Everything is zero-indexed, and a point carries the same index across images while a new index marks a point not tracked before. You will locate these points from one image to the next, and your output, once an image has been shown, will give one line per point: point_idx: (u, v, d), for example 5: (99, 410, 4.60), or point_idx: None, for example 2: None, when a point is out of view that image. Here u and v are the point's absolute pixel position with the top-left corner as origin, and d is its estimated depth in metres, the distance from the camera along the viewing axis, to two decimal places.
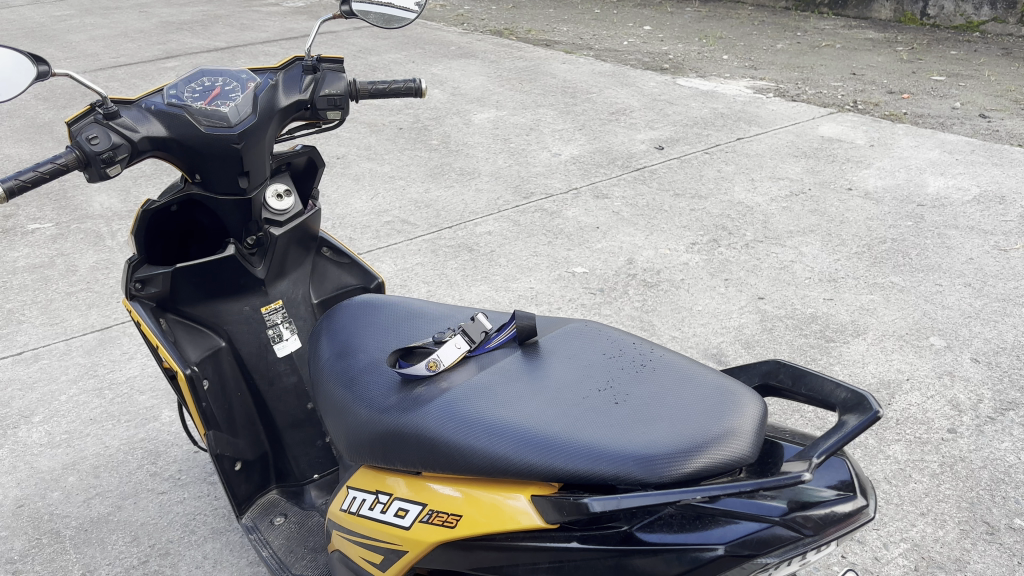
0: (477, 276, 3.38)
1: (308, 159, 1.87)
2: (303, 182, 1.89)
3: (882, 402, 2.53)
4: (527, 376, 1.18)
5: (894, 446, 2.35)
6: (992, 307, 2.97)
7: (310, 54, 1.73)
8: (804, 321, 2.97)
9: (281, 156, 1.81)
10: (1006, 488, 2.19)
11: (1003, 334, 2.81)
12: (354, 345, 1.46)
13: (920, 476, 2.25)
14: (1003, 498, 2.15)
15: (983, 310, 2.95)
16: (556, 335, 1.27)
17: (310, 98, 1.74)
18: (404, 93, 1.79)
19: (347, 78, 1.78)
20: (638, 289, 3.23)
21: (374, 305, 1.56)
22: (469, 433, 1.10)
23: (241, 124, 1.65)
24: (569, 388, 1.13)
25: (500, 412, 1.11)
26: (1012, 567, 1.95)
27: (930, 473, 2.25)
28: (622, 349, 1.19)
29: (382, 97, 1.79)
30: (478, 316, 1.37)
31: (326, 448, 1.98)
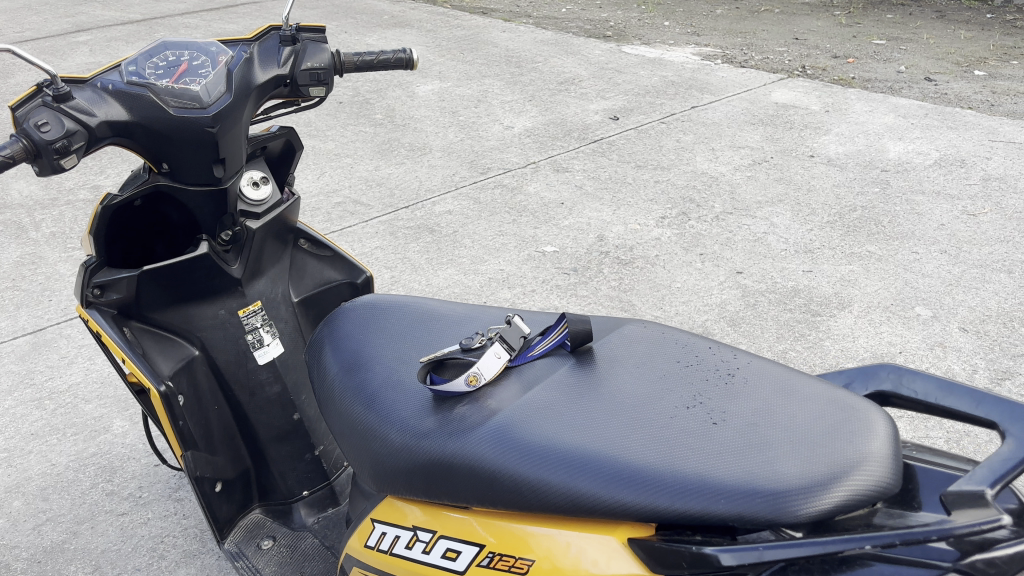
0: (442, 261, 3.21)
1: (284, 142, 1.66)
2: (278, 169, 1.70)
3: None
4: (593, 390, 1.03)
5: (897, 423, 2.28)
6: (971, 273, 2.93)
7: (288, 24, 1.52)
8: (787, 295, 2.88)
9: (256, 140, 1.60)
10: None
11: (987, 302, 2.77)
12: (368, 355, 1.28)
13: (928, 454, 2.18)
14: None
15: (963, 277, 2.91)
16: (614, 340, 1.12)
17: (289, 73, 1.54)
18: (393, 65, 1.57)
19: (329, 49, 1.57)
20: (613, 267, 3.10)
21: (384, 310, 1.38)
22: (541, 462, 0.95)
23: (214, 105, 1.44)
24: (649, 403, 0.98)
25: (575, 436, 0.96)
26: None
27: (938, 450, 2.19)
28: (698, 354, 1.05)
29: (368, 71, 1.57)
30: (514, 319, 1.21)
31: (316, 462, 1.79)
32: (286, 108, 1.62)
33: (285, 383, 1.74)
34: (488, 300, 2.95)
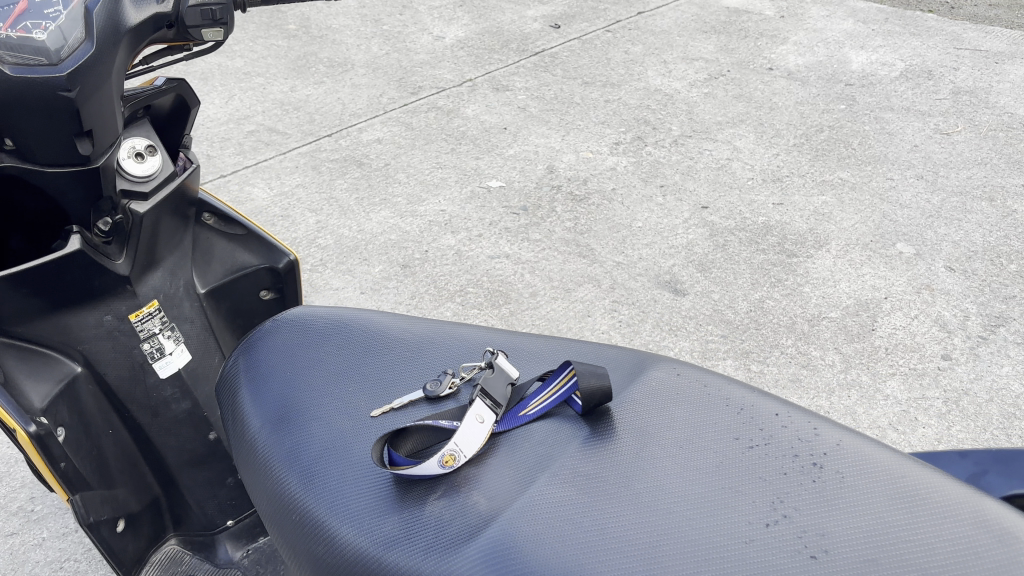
0: (375, 203, 2.85)
1: (174, 97, 1.28)
2: (169, 130, 1.33)
3: (866, 328, 2.25)
4: (624, 486, 0.74)
5: (890, 382, 2.08)
6: (952, 202, 2.72)
7: None
8: (758, 232, 2.62)
9: (136, 98, 1.21)
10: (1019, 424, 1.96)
11: (971, 235, 2.56)
12: (301, 407, 0.97)
13: (927, 418, 1.99)
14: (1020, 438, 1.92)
15: (944, 207, 2.69)
16: (638, 398, 0.83)
17: (174, 10, 1.15)
18: None
19: None
20: (566, 204, 2.79)
21: (317, 337, 1.06)
22: None
23: (71, 60, 1.05)
24: (710, 516, 0.70)
25: None
26: None
27: (937, 414, 1.99)
28: (764, 427, 0.77)
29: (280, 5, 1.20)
30: (497, 359, 0.91)
31: (240, 485, 1.49)
32: (174, 54, 1.23)
33: (197, 397, 1.41)
34: (430, 249, 2.63)
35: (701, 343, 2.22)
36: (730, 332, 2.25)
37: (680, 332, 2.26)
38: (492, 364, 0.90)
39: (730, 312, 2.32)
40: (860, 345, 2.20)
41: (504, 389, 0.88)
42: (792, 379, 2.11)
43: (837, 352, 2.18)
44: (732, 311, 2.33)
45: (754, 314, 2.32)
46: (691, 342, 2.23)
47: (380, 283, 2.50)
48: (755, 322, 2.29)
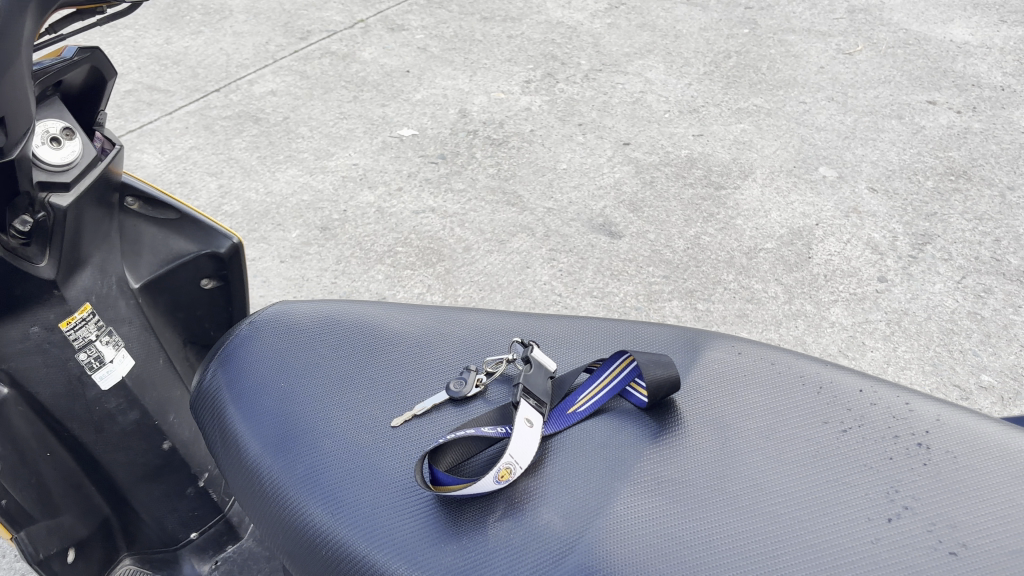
0: (281, 161, 2.66)
1: (89, 69, 1.10)
2: (83, 107, 1.14)
3: (802, 257, 2.25)
4: (716, 488, 0.68)
5: (834, 310, 2.09)
6: (865, 123, 2.75)
7: None
8: (684, 166, 2.59)
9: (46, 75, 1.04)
10: (959, 339, 2.00)
11: (887, 155, 2.60)
12: (306, 424, 0.85)
13: (873, 342, 2.01)
14: (962, 353, 1.97)
15: (858, 128, 2.72)
16: (703, 384, 0.76)
17: None
18: None
19: None
20: (485, 150, 2.67)
21: (308, 337, 0.94)
22: None
23: None
24: (823, 515, 0.64)
25: None
26: None
27: (882, 337, 2.02)
28: (852, 407, 0.71)
29: None
30: (531, 352, 0.82)
31: (202, 495, 1.35)
32: (84, 18, 1.06)
33: (146, 406, 1.26)
34: (349, 207, 2.48)
35: (645, 286, 2.17)
36: (671, 272, 2.21)
37: (622, 277, 2.20)
38: (528, 360, 0.81)
39: (668, 251, 2.28)
40: (800, 274, 2.20)
41: (544, 386, 0.79)
42: (739, 314, 2.09)
43: (778, 283, 2.17)
44: (670, 250, 2.28)
45: (691, 251, 2.28)
46: (635, 285, 2.17)
47: (299, 250, 2.34)
48: (695, 259, 2.25)
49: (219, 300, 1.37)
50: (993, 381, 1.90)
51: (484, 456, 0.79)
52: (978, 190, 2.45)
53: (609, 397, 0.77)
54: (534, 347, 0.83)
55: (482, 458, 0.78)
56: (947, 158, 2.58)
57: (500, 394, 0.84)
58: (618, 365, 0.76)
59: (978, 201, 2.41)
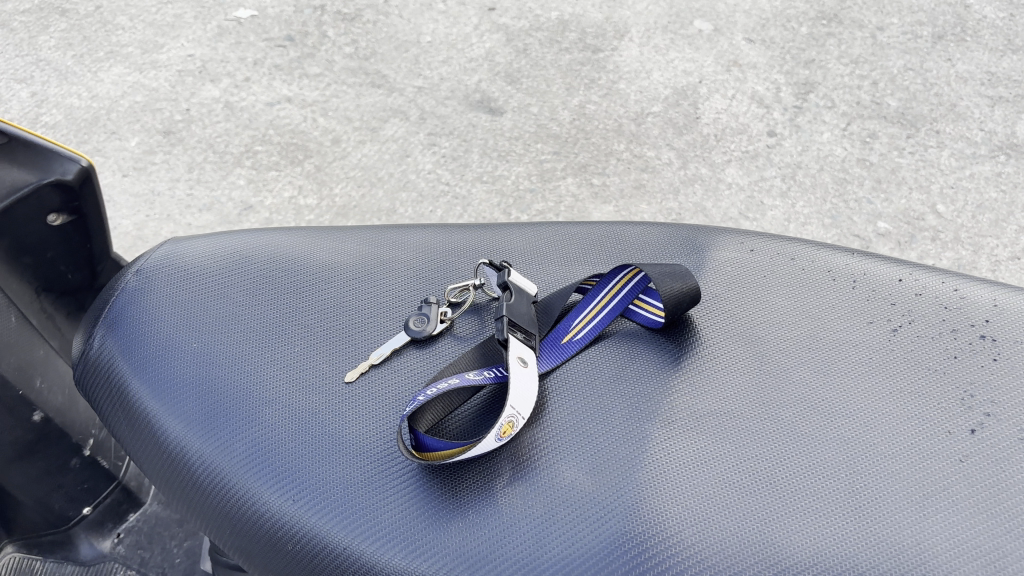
0: (102, 58, 2.29)
1: None
2: None
3: (691, 117, 2.15)
4: (766, 415, 0.58)
5: (729, 170, 2.03)
6: None
7: None
8: (556, 29, 2.40)
9: None
10: (854, 188, 1.99)
11: None
12: (239, 394, 0.70)
13: (771, 199, 1.97)
14: (857, 201, 1.96)
15: None
16: (721, 292, 0.65)
17: None
18: None
19: None
20: (338, 27, 2.39)
21: (216, 282, 0.77)
22: None
23: None
24: (898, 432, 0.55)
25: (818, 546, 0.51)
26: None
27: (779, 194, 1.98)
28: (898, 300, 0.62)
29: None
30: (510, 275, 0.69)
31: (89, 465, 1.16)
32: None
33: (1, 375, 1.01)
34: (191, 105, 2.17)
35: (536, 165, 2.04)
36: (561, 146, 2.08)
37: (510, 158, 2.06)
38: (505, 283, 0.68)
39: (554, 125, 2.13)
40: (689, 137, 2.11)
41: (528, 312, 0.67)
42: (636, 186, 2.00)
43: (670, 147, 2.09)
44: (556, 123, 2.14)
45: (578, 122, 2.14)
46: (526, 165, 2.04)
47: (143, 158, 2.03)
48: (583, 131, 2.12)
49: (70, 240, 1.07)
50: (890, 228, 1.91)
51: (470, 408, 0.65)
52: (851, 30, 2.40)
53: (611, 317, 0.65)
54: (510, 268, 0.69)
55: (469, 410, 0.65)
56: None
57: (470, 328, 0.71)
58: (619, 277, 0.65)
59: (852, 41, 2.36)
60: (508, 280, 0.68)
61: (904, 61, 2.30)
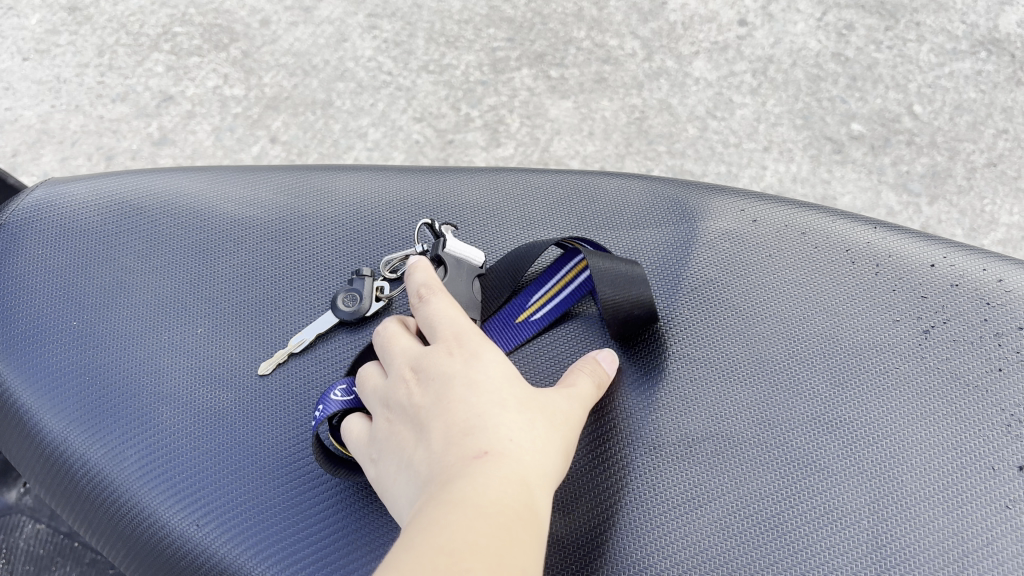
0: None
1: None
2: None
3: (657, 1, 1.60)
4: (772, 441, 0.47)
5: (660, 83, 1.54)
6: None
7: None
8: None
9: None
10: (827, 86, 1.54)
11: None
12: (128, 391, 0.57)
13: (742, 99, 1.52)
14: (831, 103, 1.52)
15: None
16: (714, 279, 0.53)
17: None
18: None
19: None
20: None
21: (104, 242, 0.63)
22: None
23: None
24: (928, 469, 0.46)
25: None
26: (875, 190, 1.45)
27: (749, 92, 1.53)
28: (928, 293, 0.51)
29: None
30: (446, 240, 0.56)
31: None
32: None
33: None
34: None
35: (486, 54, 1.55)
36: (514, 31, 1.57)
37: (459, 44, 1.55)
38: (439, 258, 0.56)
39: (508, 6, 1.59)
40: (654, 25, 1.58)
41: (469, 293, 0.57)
42: (596, 79, 1.53)
43: (634, 35, 1.57)
44: (509, 4, 1.59)
45: (535, 3, 1.59)
46: (476, 52, 1.54)
47: None
48: (539, 15, 1.58)
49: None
50: (863, 131, 1.50)
51: None
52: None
53: (575, 298, 0.56)
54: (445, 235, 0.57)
55: None
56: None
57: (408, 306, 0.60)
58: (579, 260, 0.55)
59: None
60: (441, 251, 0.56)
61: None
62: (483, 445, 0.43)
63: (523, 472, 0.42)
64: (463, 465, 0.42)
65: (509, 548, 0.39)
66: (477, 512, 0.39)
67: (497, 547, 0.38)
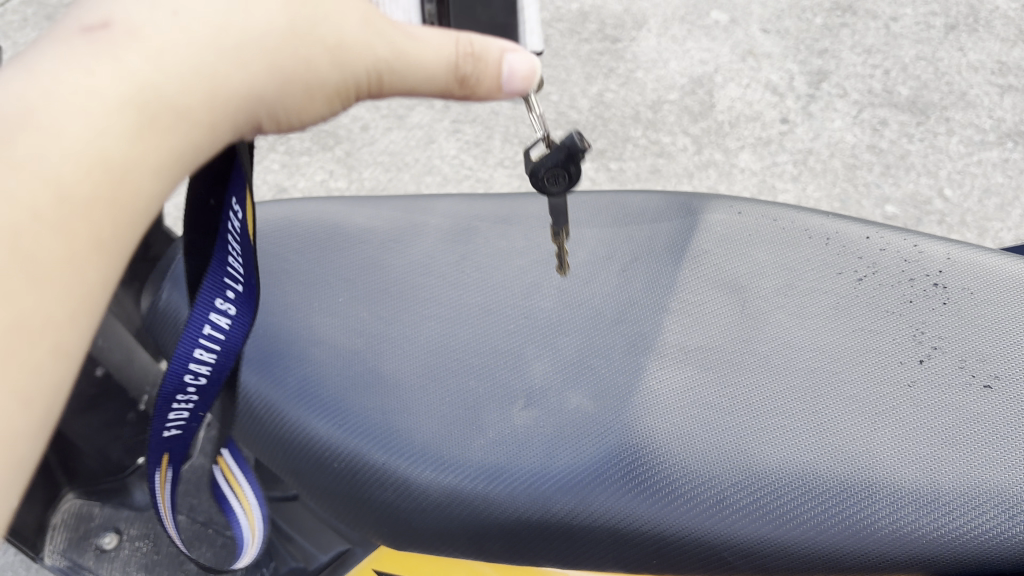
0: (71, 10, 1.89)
1: None
2: None
3: (707, 106, 1.83)
4: (747, 351, 0.67)
5: (710, 173, 1.74)
6: None
7: None
8: (570, 14, 1.98)
9: None
10: (863, 172, 1.74)
11: None
12: (288, 336, 0.77)
13: (783, 185, 1.72)
14: (866, 187, 1.71)
15: None
16: (715, 251, 0.74)
17: None
18: None
19: None
20: None
21: (270, 244, 0.84)
22: (747, 506, 0.59)
23: None
24: (856, 364, 0.65)
25: (783, 456, 0.61)
26: None
27: (791, 179, 1.73)
28: (864, 255, 0.71)
29: None
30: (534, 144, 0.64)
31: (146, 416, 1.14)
32: None
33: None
34: None
35: None
36: (579, 131, 1.79)
37: None
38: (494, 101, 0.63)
39: (574, 112, 1.82)
40: (704, 124, 1.81)
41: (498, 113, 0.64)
42: (651, 170, 1.74)
43: (686, 134, 1.79)
44: (575, 110, 1.82)
45: (598, 109, 1.83)
46: None
47: None
48: (601, 119, 1.81)
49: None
50: (897, 212, 1.68)
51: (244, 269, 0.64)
52: (889, 4, 2.02)
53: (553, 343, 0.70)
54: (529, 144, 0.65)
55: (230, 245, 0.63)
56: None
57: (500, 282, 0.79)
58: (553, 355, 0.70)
59: (902, 16, 2.00)
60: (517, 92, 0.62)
61: (947, 30, 1.98)
62: (100, 18, 0.44)
63: (171, 94, 0.44)
64: (80, 35, 0.43)
65: (107, 183, 0.41)
66: (73, 102, 0.40)
67: (96, 211, 0.41)
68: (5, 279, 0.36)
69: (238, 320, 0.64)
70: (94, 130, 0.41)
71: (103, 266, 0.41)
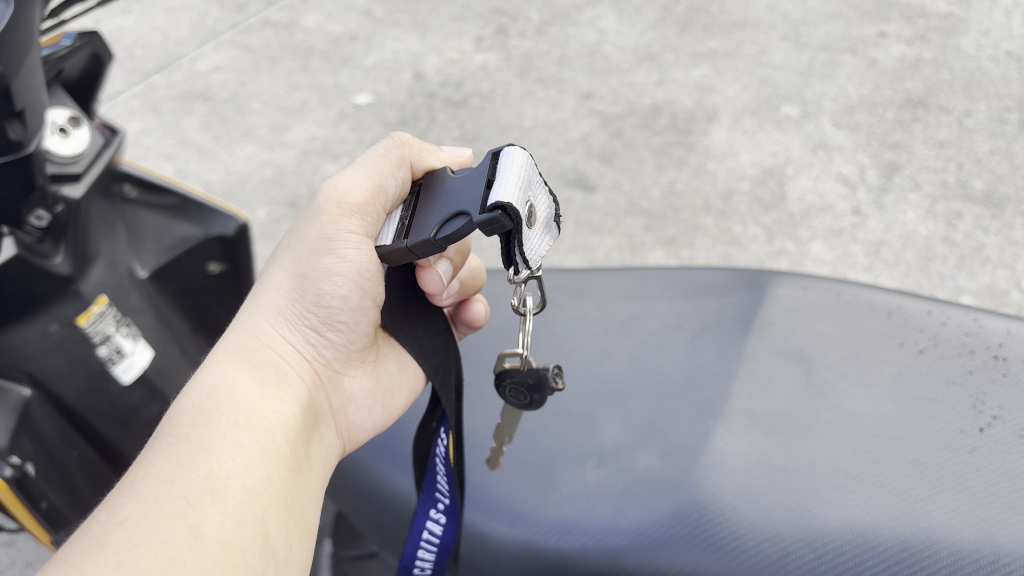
0: (173, 102, 2.05)
1: (88, 62, 0.99)
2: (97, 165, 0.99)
3: (777, 196, 1.86)
4: (812, 413, 0.70)
5: (781, 261, 1.75)
6: (841, 37, 2.25)
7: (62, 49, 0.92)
8: (643, 108, 2.06)
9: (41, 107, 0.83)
10: (937, 262, 1.73)
11: (858, 87, 2.10)
12: None
13: (857, 274, 1.72)
14: (939, 278, 1.70)
15: (821, 49, 2.20)
16: (781, 323, 0.79)
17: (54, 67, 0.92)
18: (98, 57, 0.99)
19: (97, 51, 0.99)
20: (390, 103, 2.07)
21: None
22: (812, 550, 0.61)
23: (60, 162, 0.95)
24: (915, 429, 0.67)
25: (839, 501, 0.63)
26: None
27: (864, 268, 1.72)
28: (925, 328, 0.74)
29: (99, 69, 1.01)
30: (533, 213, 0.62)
31: None
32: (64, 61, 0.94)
33: (32, 372, 0.93)
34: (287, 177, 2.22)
35: (625, 238, 1.80)
36: (651, 221, 1.83)
37: (603, 230, 1.81)
38: (507, 265, 0.60)
39: (645, 201, 1.87)
40: (775, 214, 1.83)
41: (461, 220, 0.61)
42: (722, 258, 1.75)
43: (757, 223, 1.81)
44: (646, 200, 1.87)
45: (670, 199, 1.87)
46: (617, 237, 1.80)
47: None
48: (672, 209, 1.85)
49: (185, 221, 1.13)
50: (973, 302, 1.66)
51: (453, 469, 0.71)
52: (961, 100, 2.06)
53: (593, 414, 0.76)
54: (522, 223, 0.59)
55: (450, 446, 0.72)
56: (936, 61, 2.16)
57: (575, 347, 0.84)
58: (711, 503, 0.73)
59: (975, 111, 2.03)
60: (475, 221, 0.58)
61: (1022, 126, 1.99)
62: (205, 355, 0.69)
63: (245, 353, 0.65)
64: None
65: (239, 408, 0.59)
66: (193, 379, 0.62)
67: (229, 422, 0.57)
68: (190, 470, 0.53)
69: (448, 526, 0.69)
70: (212, 375, 0.62)
71: (265, 459, 0.57)
